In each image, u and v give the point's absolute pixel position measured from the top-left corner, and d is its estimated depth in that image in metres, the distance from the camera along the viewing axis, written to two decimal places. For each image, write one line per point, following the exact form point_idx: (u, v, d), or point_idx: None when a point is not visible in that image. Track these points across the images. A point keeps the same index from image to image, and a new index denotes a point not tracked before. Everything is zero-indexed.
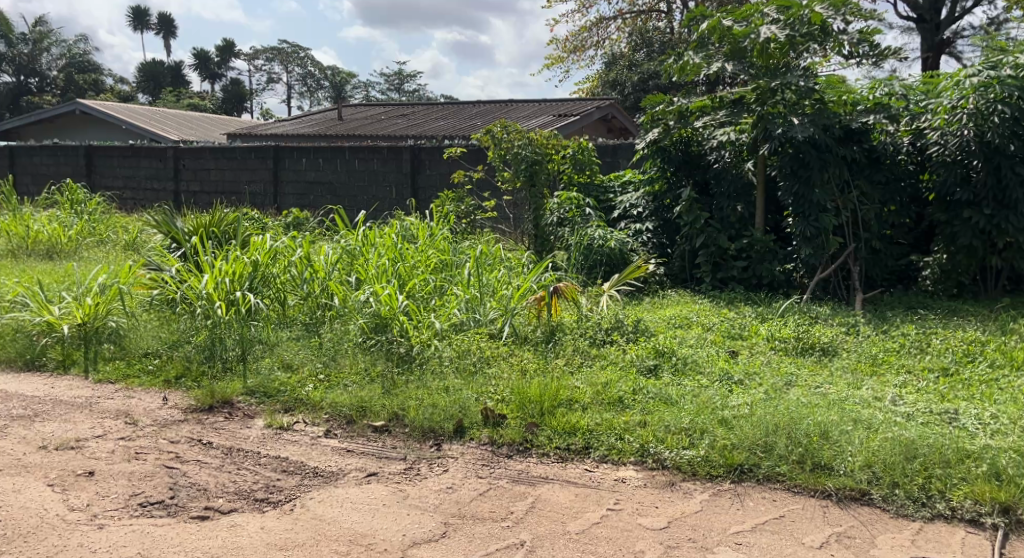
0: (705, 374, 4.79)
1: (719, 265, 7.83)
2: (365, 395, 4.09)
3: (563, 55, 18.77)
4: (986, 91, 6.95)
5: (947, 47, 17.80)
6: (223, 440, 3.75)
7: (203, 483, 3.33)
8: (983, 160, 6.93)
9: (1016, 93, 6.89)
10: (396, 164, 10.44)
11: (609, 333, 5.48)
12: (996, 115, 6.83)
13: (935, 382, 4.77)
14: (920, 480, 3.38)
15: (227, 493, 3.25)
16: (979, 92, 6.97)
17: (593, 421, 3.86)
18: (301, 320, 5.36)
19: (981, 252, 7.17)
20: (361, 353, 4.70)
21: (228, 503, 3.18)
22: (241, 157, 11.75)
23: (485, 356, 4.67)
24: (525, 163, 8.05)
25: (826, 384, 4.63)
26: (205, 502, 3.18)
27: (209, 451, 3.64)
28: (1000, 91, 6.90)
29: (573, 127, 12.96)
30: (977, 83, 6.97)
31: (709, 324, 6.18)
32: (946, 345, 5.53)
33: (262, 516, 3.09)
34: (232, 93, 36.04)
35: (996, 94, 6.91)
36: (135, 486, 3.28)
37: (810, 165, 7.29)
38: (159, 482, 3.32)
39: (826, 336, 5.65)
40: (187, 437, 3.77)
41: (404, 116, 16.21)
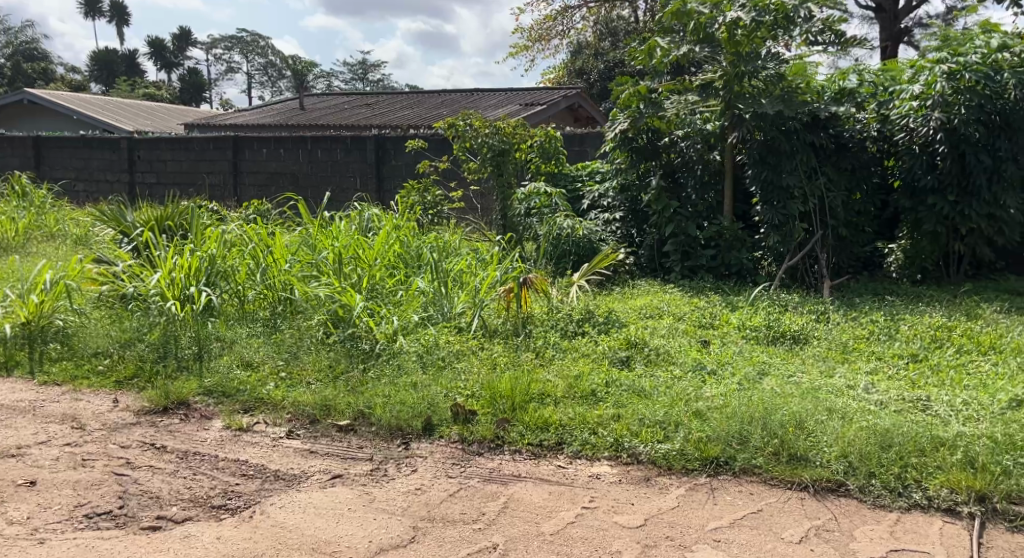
0: (677, 365, 4.72)
1: (688, 254, 7.79)
2: (329, 393, 3.95)
3: (528, 44, 18.64)
4: (951, 79, 6.96)
5: (906, 36, 17.96)
6: (178, 443, 3.59)
7: (156, 490, 3.17)
8: (949, 147, 6.94)
9: (982, 80, 6.90)
10: (360, 153, 10.25)
11: (580, 324, 5.41)
12: (962, 103, 6.84)
13: (905, 369, 4.75)
14: (896, 469, 3.32)
15: (181, 500, 3.10)
16: (944, 78, 6.98)
17: (566, 416, 3.76)
18: (260, 315, 5.19)
19: (945, 238, 7.24)
20: (324, 349, 4.55)
21: (182, 511, 3.03)
22: (198, 148, 11.44)
23: (454, 350, 4.55)
24: (493, 152, 7.98)
25: (799, 373, 4.58)
26: (157, 511, 3.03)
27: (163, 455, 3.47)
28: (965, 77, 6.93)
29: (540, 117, 12.87)
30: (944, 71, 6.99)
31: (679, 313, 6.12)
32: (914, 331, 5.52)
33: (218, 525, 2.95)
34: (189, 83, 35.35)
35: (963, 82, 6.90)
36: (80, 496, 3.12)
37: (779, 151, 7.32)
38: (107, 491, 3.16)
39: (797, 325, 5.62)
40: (138, 442, 3.60)
41: (368, 106, 15.99)
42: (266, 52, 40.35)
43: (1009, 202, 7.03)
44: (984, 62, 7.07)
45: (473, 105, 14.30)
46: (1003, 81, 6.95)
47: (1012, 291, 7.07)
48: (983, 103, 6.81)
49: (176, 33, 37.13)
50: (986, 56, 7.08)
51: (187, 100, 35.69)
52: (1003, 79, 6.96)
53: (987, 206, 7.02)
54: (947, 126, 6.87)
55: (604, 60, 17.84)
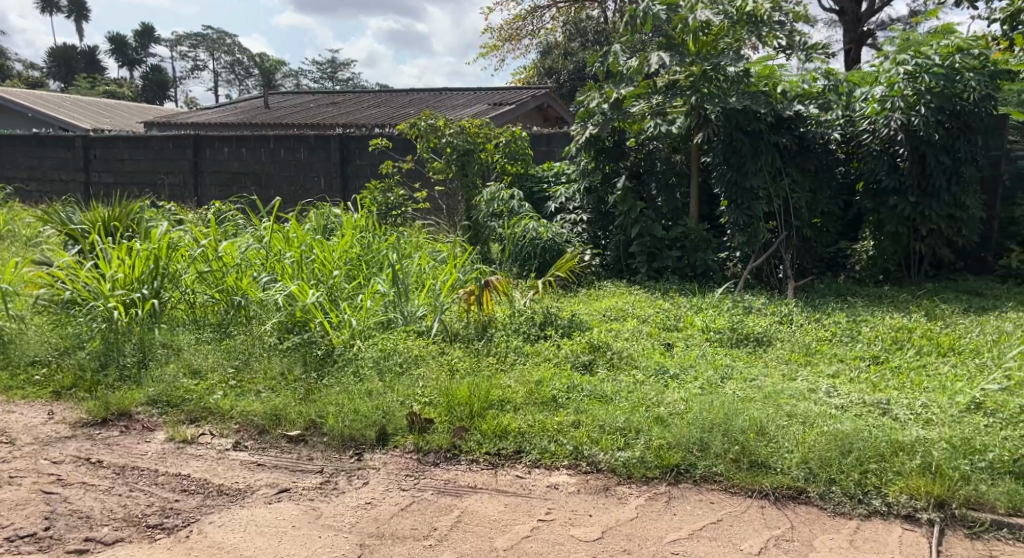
0: (640, 368, 4.67)
1: (654, 255, 7.74)
2: (280, 402, 3.84)
3: (498, 44, 18.54)
4: (911, 79, 7.04)
5: (869, 39, 18.14)
6: (116, 457, 3.50)
7: (86, 510, 3.10)
8: (911, 149, 6.97)
9: (941, 83, 6.96)
10: (324, 152, 10.09)
11: (543, 328, 5.34)
12: (922, 105, 6.94)
13: (867, 371, 4.73)
14: (856, 476, 3.28)
15: (113, 520, 3.03)
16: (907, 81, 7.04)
17: (525, 423, 3.68)
18: (211, 320, 5.07)
19: (906, 238, 7.28)
20: (276, 355, 4.43)
21: (113, 532, 2.97)
22: (157, 147, 11.18)
23: (412, 356, 4.47)
24: (457, 152, 7.81)
25: (762, 376, 4.55)
26: (85, 532, 2.96)
27: (98, 471, 3.39)
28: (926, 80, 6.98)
29: (508, 117, 12.77)
30: (904, 73, 7.05)
31: (643, 316, 6.07)
32: (875, 332, 5.52)
33: (151, 546, 2.88)
34: (152, 80, 34.79)
35: (923, 83, 6.97)
36: (5, 517, 3.03)
37: (742, 153, 7.27)
38: (33, 511, 3.08)
39: (760, 327, 5.60)
40: (72, 457, 3.51)
41: (335, 104, 15.79)
42: (232, 50, 39.83)
43: (968, 203, 7.09)
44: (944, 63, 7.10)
45: (440, 104, 14.17)
46: (961, 81, 7.01)
47: (973, 291, 7.13)
48: (943, 105, 6.91)
49: (138, 29, 36.48)
50: (947, 56, 7.07)
51: (150, 97, 35.10)
52: (962, 80, 7.00)
53: (947, 207, 7.10)
54: (909, 127, 6.91)
55: (574, 60, 17.79)
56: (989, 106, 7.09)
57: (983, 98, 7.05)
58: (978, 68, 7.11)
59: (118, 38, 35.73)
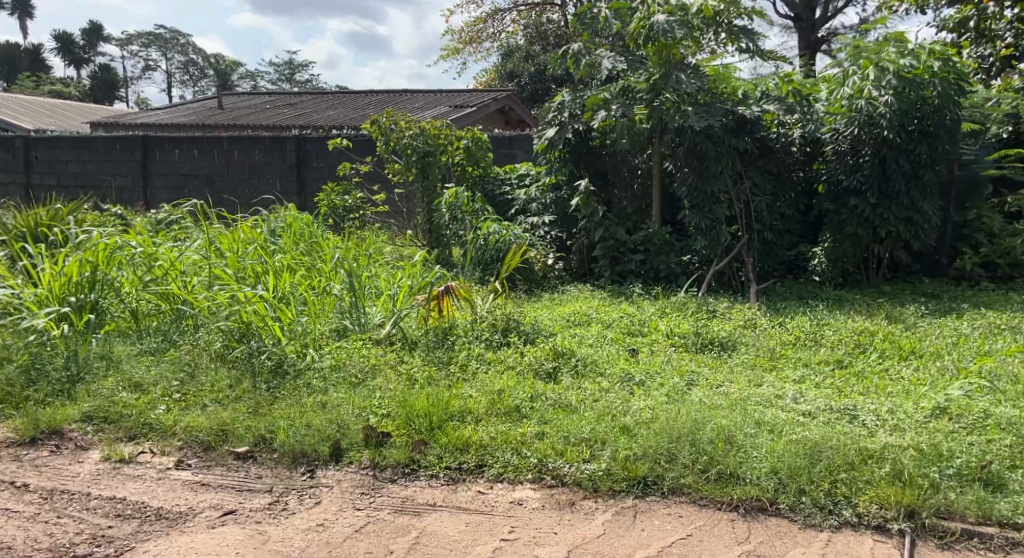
0: (605, 376, 4.57)
1: (617, 258, 7.69)
2: (228, 416, 3.68)
3: (458, 47, 18.42)
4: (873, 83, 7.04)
5: (823, 45, 18.36)
6: (43, 480, 3.33)
7: (9, 540, 2.92)
8: (873, 150, 7.04)
9: (905, 86, 6.94)
10: (280, 154, 9.93)
11: (505, 335, 5.23)
12: (884, 106, 6.89)
13: (832, 376, 4.65)
14: (826, 486, 3.19)
15: (39, 551, 2.85)
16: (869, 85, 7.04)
17: (487, 435, 3.57)
18: (154, 330, 4.92)
19: (865, 241, 7.28)
20: (224, 367, 4.28)
21: None
22: (103, 148, 10.85)
23: (369, 365, 4.34)
24: (416, 155, 7.68)
25: (728, 383, 4.47)
26: None
27: (23, 496, 3.22)
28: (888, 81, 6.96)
29: (469, 119, 12.62)
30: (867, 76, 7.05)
31: (607, 321, 5.97)
32: (838, 337, 5.47)
33: None
34: (101, 80, 33.97)
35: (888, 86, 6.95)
36: None
37: (704, 156, 7.20)
38: None
39: (724, 332, 5.53)
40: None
41: (292, 105, 15.53)
42: (186, 50, 39.09)
43: (926, 206, 7.13)
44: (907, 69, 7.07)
45: (401, 106, 14.00)
46: (926, 86, 7.01)
47: (931, 294, 7.16)
48: (904, 107, 6.88)
49: (86, 27, 35.57)
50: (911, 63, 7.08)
51: (100, 97, 34.27)
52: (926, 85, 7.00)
53: (905, 210, 7.13)
54: (872, 128, 6.94)
55: (535, 64, 17.72)
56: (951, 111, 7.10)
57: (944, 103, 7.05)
58: (944, 75, 7.09)
59: (63, 36, 34.87)
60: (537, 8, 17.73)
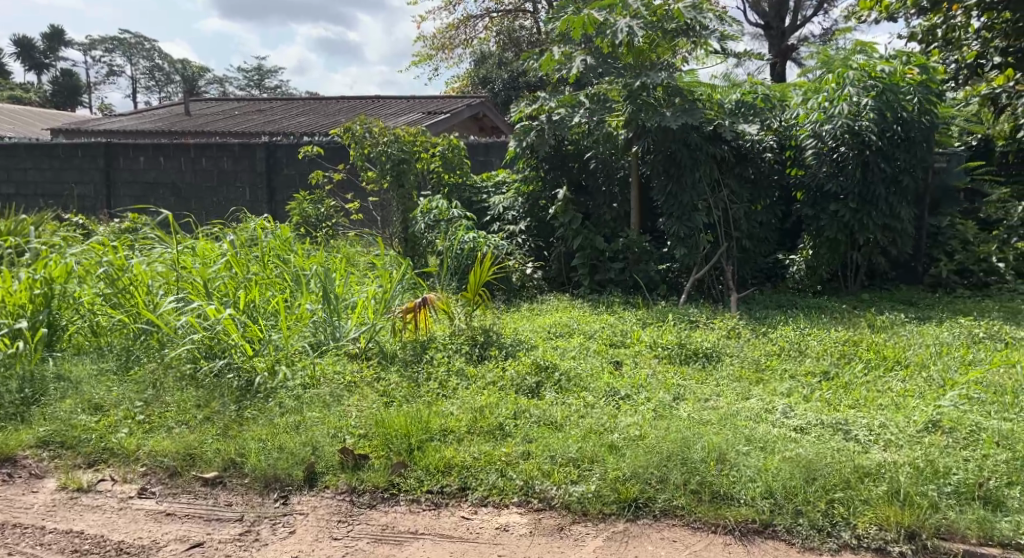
0: (590, 391, 4.46)
1: (597, 267, 7.56)
2: (194, 440, 3.57)
3: (431, 53, 18.26)
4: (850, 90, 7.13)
5: (793, 53, 18.41)
6: None
7: None
8: (856, 154, 6.95)
9: (886, 91, 7.09)
10: (249, 162, 9.73)
11: (485, 348, 5.12)
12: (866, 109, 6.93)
13: (820, 388, 4.55)
14: (823, 506, 3.10)
15: None
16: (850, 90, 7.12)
17: (470, 456, 3.47)
18: (117, 348, 4.82)
19: (843, 247, 7.23)
20: (192, 387, 4.21)
21: None
22: (64, 155, 10.55)
23: (343, 384, 4.33)
24: (392, 162, 7.50)
25: (715, 397, 4.37)
26: None
27: None
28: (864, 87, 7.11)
29: (443, 126, 12.46)
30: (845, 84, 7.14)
31: (589, 332, 5.85)
32: (824, 346, 5.32)
33: None
34: (63, 85, 33.35)
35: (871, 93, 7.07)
36: None
37: (681, 164, 7.15)
38: None
39: (708, 342, 5.43)
40: None
41: (262, 112, 15.33)
42: (152, 55, 38.50)
43: (903, 213, 7.11)
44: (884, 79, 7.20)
45: (375, 112, 13.82)
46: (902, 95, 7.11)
47: (910, 301, 7.13)
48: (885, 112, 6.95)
49: (47, 32, 34.90)
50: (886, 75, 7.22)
51: (63, 103, 33.66)
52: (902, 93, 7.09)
53: (883, 217, 7.09)
54: (853, 133, 6.91)
55: (508, 70, 17.63)
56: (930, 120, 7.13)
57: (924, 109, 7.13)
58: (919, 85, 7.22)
59: (24, 40, 34.19)
60: (509, 15, 17.64)
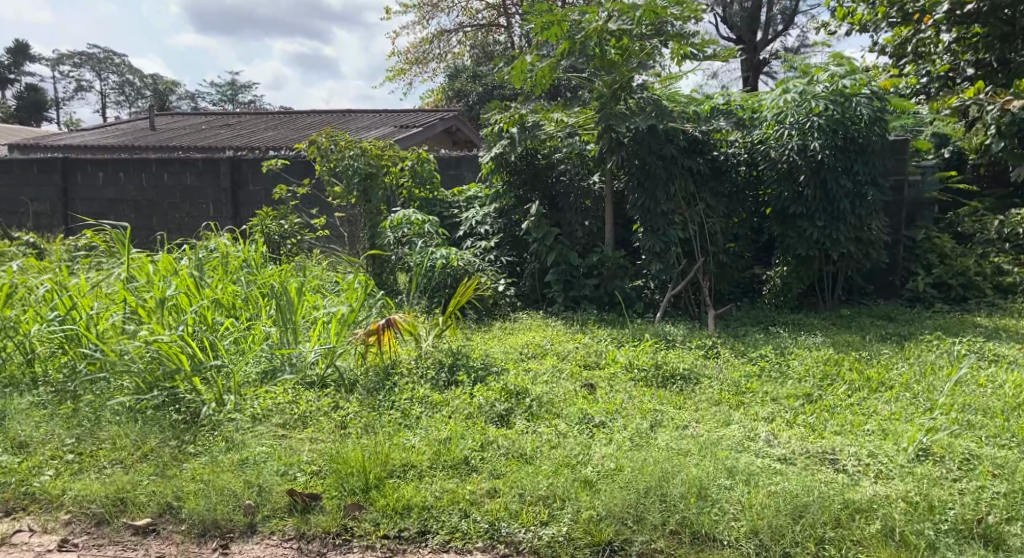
0: (562, 418, 4.25)
1: (571, 283, 7.34)
2: (127, 481, 3.46)
3: (404, 67, 18.03)
4: (803, 105, 6.86)
5: (766, 67, 18.32)
6: None
7: None
8: (809, 174, 6.76)
9: (828, 107, 6.74)
10: (212, 177, 9.44)
11: (452, 372, 4.90)
12: (818, 127, 6.70)
13: (802, 412, 4.32)
14: (813, 548, 2.91)
15: None
16: (795, 106, 6.88)
17: (432, 495, 3.33)
18: (55, 379, 4.57)
19: (818, 262, 7.07)
20: (130, 422, 4.05)
21: None
22: (19, 171, 10.24)
23: (296, 415, 4.18)
24: (358, 176, 7.22)
25: (694, 424, 4.15)
26: None
27: None
28: (814, 104, 6.79)
29: (415, 140, 12.20)
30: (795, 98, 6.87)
31: (562, 352, 5.61)
32: (805, 367, 5.09)
33: None
34: (29, 100, 32.71)
35: (813, 108, 6.77)
36: None
37: (656, 177, 6.93)
38: None
39: (685, 363, 5.20)
40: None
41: (229, 126, 15.02)
42: (122, 70, 37.91)
43: (876, 226, 6.93)
44: (836, 89, 6.92)
45: (346, 125, 13.55)
46: (860, 105, 6.81)
47: (889, 317, 6.96)
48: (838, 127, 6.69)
49: (12, 46, 34.21)
50: (839, 84, 6.93)
51: (29, 118, 32.96)
52: (858, 103, 6.81)
53: (856, 231, 6.89)
54: (804, 152, 6.70)
55: (483, 84, 17.40)
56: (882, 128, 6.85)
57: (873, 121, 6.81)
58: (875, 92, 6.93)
59: None
60: (482, 29, 17.45)
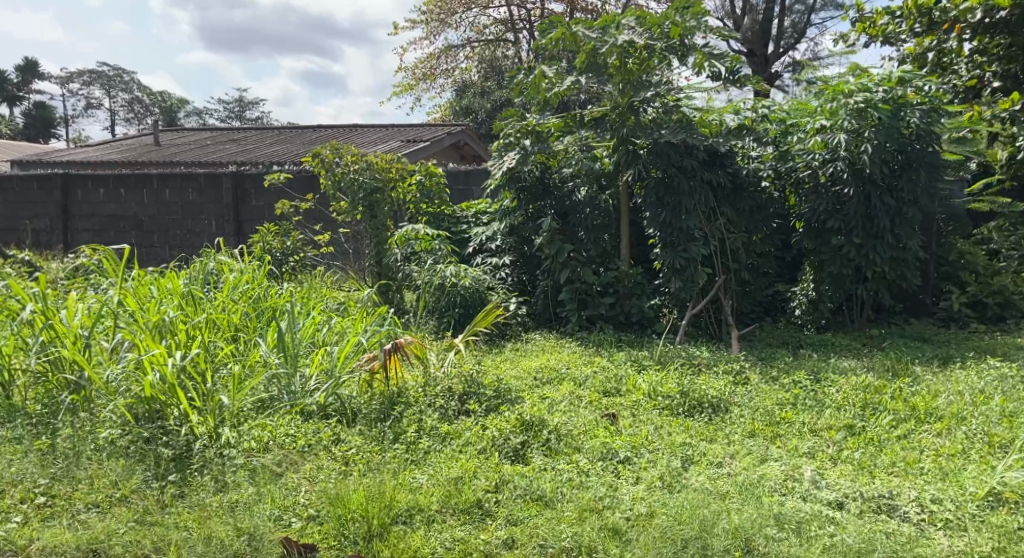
0: (583, 452, 3.91)
1: (585, 301, 7.01)
2: (105, 529, 3.17)
3: (412, 83, 17.79)
4: (862, 115, 6.39)
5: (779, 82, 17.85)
6: None
7: None
8: (856, 189, 6.42)
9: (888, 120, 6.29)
10: (215, 193, 9.15)
11: (464, 401, 4.55)
12: (866, 142, 6.33)
13: (846, 445, 3.95)
14: None
15: None
16: (854, 113, 6.39)
17: (442, 546, 3.07)
18: (33, 410, 4.25)
19: (849, 282, 6.71)
20: (112, 459, 3.72)
21: None
22: (19, 188, 10.00)
23: (294, 450, 3.86)
24: (364, 192, 6.91)
25: (729, 461, 3.79)
26: None
27: None
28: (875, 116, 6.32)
29: (422, 154, 11.85)
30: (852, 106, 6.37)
31: (580, 377, 5.24)
32: (843, 394, 4.69)
33: None
34: (37, 118, 32.57)
35: (872, 121, 6.31)
36: None
37: (677, 190, 6.59)
38: None
39: (714, 389, 4.83)
40: None
41: (234, 141, 14.74)
42: (130, 87, 37.82)
43: (911, 243, 6.56)
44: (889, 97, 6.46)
45: (352, 140, 13.26)
46: (906, 116, 6.38)
47: (923, 338, 6.58)
48: (889, 141, 6.30)
49: (20, 64, 34.21)
50: (891, 92, 6.48)
51: (36, 135, 32.79)
52: (907, 117, 6.38)
53: (890, 248, 6.52)
54: (855, 166, 6.35)
55: (490, 100, 17.07)
56: (933, 143, 6.46)
57: (927, 135, 6.42)
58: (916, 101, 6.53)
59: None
60: (490, 45, 17.15)
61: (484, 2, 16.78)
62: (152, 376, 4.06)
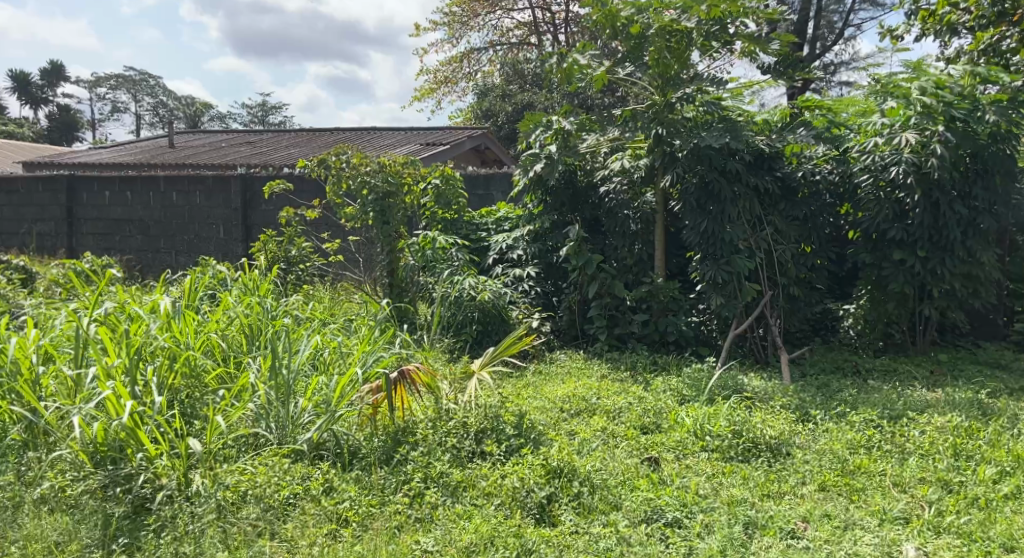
0: (622, 512, 3.26)
1: (615, 319, 6.31)
2: None
3: (433, 88, 17.16)
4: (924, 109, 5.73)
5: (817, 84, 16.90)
6: None
7: None
8: (922, 195, 5.65)
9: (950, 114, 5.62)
10: (222, 196, 8.55)
11: (480, 440, 3.88)
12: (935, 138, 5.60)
13: (946, 509, 3.27)
14: None
15: None
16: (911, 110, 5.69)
17: None
18: None
19: (912, 301, 5.96)
20: (56, 515, 3.19)
21: None
22: (24, 190, 9.55)
23: (276, 505, 3.24)
24: (374, 195, 6.23)
25: (805, 530, 3.12)
26: None
27: None
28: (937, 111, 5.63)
29: (440, 158, 11.20)
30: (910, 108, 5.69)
31: (615, 408, 4.55)
32: (929, 437, 3.95)
33: None
34: (62, 121, 32.27)
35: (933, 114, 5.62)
36: None
37: (719, 197, 5.89)
38: None
39: (775, 427, 4.11)
40: None
41: (250, 143, 14.14)
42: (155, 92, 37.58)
43: (986, 258, 5.81)
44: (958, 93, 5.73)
45: (370, 142, 12.64)
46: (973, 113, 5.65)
47: (1000, 366, 5.80)
48: (957, 140, 5.59)
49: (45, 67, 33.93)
50: (957, 87, 5.75)
51: (59, 138, 32.46)
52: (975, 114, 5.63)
53: (961, 264, 5.79)
54: (920, 170, 5.57)
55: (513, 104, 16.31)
56: (1007, 146, 5.70)
57: (999, 135, 5.66)
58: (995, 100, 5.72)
59: (22, 76, 33.11)
60: (514, 48, 16.55)
61: (507, 5, 16.16)
62: (112, 412, 3.44)
